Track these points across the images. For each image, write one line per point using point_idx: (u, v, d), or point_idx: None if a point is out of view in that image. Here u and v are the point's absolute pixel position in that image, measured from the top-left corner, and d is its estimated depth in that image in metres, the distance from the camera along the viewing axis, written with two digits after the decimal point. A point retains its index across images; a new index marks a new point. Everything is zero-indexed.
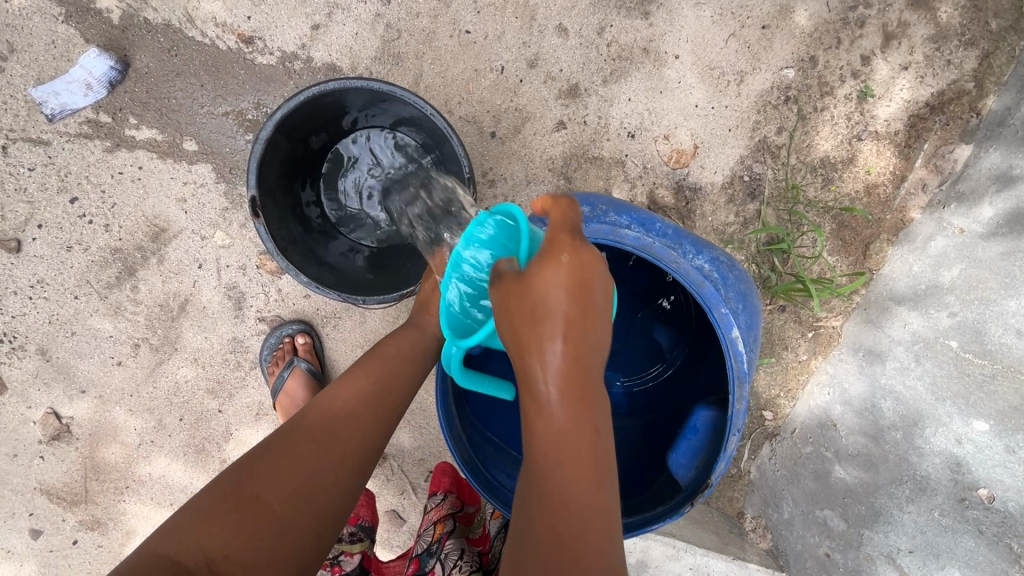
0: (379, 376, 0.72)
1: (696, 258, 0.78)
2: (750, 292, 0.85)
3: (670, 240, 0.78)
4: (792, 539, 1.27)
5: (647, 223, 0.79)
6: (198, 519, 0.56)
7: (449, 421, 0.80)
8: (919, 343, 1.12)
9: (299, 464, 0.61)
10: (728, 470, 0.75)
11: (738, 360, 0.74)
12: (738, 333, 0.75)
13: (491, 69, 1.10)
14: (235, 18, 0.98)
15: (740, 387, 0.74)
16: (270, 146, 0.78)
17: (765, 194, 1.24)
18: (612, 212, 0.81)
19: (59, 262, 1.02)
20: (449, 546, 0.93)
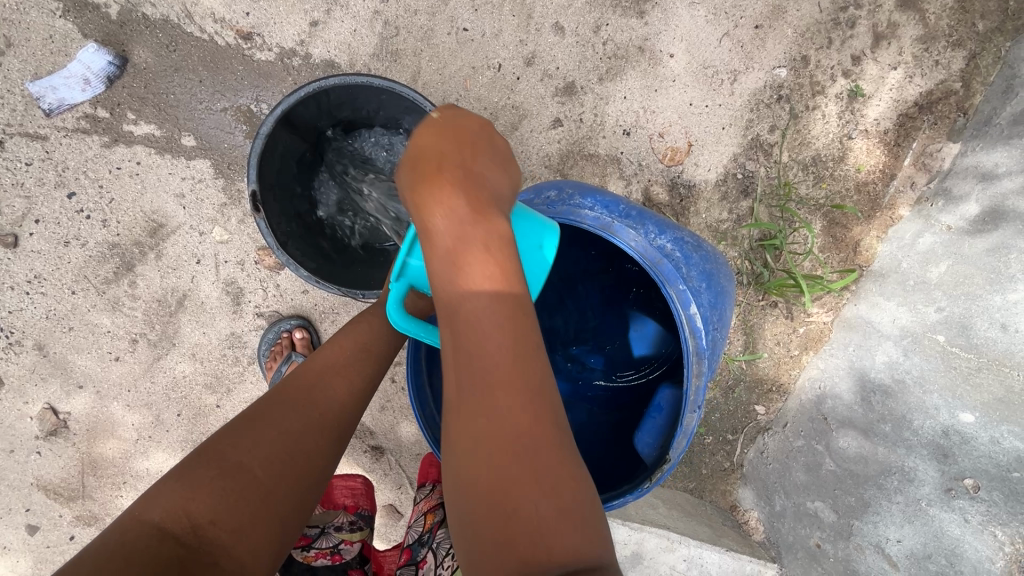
0: (358, 344, 0.69)
1: (658, 238, 0.82)
2: (716, 272, 0.87)
3: (633, 220, 0.82)
4: (785, 531, 1.30)
5: (611, 205, 0.83)
6: (180, 486, 0.53)
7: (421, 401, 0.82)
8: (907, 337, 1.16)
9: (282, 429, 0.59)
10: (687, 446, 0.77)
11: (695, 335, 0.77)
12: (696, 310, 0.79)
13: (488, 66, 1.11)
14: (234, 14, 0.99)
15: (698, 362, 0.77)
16: (271, 141, 0.78)
17: (757, 191, 1.27)
18: (576, 193, 0.83)
19: (56, 257, 1.02)
20: (440, 533, 0.84)
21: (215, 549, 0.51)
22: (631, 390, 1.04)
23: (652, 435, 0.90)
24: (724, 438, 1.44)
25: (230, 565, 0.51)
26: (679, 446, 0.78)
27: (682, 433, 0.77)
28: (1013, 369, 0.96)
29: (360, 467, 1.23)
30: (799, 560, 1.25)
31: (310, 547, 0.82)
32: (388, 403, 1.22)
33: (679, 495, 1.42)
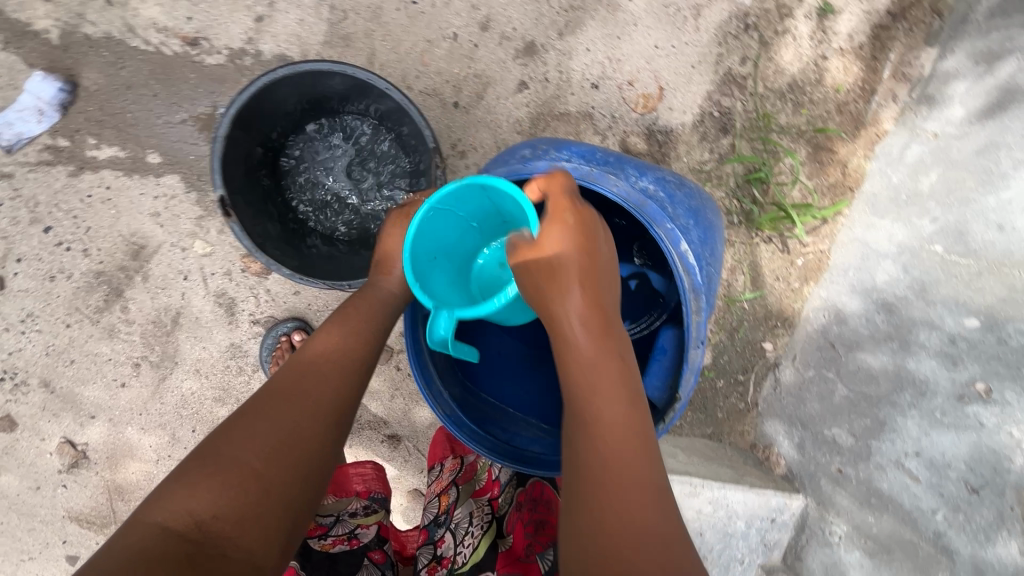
0: (342, 335, 0.68)
1: (639, 180, 0.81)
2: (702, 208, 0.86)
3: (612, 166, 0.81)
4: (806, 461, 1.31)
5: (588, 154, 0.82)
6: (179, 485, 0.52)
7: (427, 379, 0.82)
8: (906, 253, 1.15)
9: (275, 421, 0.58)
10: (695, 382, 0.76)
11: (690, 272, 0.76)
12: (687, 246, 0.77)
13: (444, 38, 1.07)
14: (176, 21, 0.96)
15: (696, 300, 0.76)
16: (231, 143, 0.77)
17: (736, 127, 1.25)
18: (552, 148, 0.82)
19: (44, 293, 1.02)
20: (458, 514, 0.85)
21: (221, 540, 0.50)
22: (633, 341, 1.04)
23: (660, 377, 0.90)
24: (736, 379, 1.44)
25: (237, 555, 0.50)
26: (687, 383, 0.77)
27: (690, 370, 0.76)
28: (1014, 268, 0.95)
29: (380, 459, 1.25)
30: (823, 487, 1.26)
31: (327, 535, 0.82)
32: (397, 391, 1.23)
33: (698, 441, 1.44)
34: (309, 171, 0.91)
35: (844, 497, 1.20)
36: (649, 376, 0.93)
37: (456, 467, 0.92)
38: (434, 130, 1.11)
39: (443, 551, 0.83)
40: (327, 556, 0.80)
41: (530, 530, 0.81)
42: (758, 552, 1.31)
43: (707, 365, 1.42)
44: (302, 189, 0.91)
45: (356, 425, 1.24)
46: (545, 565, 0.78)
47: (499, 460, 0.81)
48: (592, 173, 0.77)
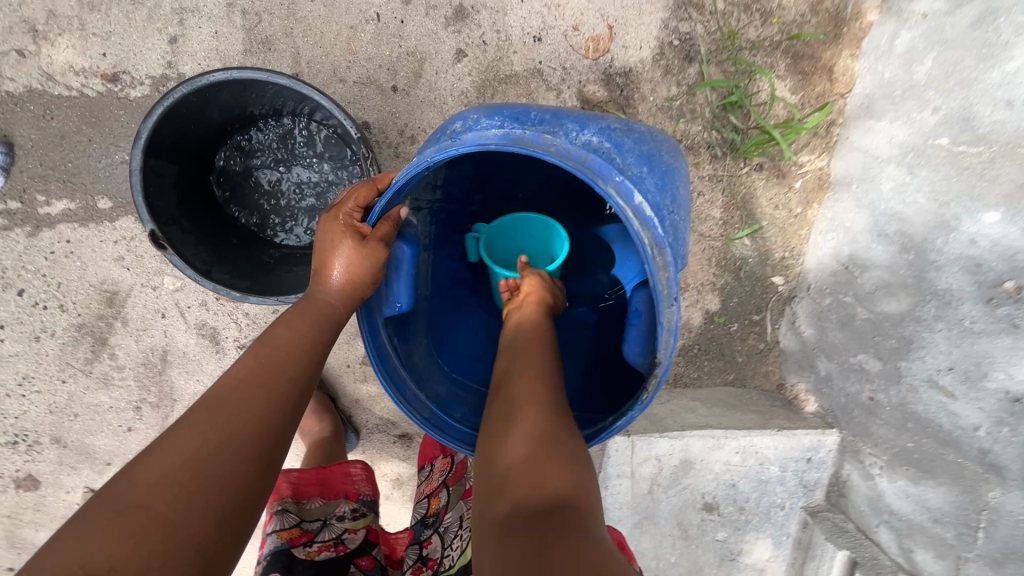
0: (267, 358, 0.64)
1: (581, 134, 0.74)
2: (656, 151, 0.79)
3: (548, 124, 0.75)
4: (836, 394, 1.23)
5: (521, 116, 0.76)
6: (73, 535, 0.47)
7: (399, 386, 0.79)
8: (910, 153, 1.04)
9: (188, 453, 0.53)
10: (675, 343, 0.70)
11: (649, 226, 0.69)
12: (642, 198, 0.70)
13: (367, 20, 1.01)
14: (91, 59, 0.93)
15: (662, 254, 0.70)
16: (151, 174, 0.74)
17: (702, 52, 1.15)
18: (482, 116, 0.76)
19: (34, 354, 1.04)
20: (449, 518, 0.84)
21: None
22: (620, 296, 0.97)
23: (639, 341, 0.82)
24: (750, 320, 1.36)
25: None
26: (667, 346, 0.71)
27: (667, 331, 0.70)
28: None
29: (395, 460, 1.24)
30: (857, 418, 1.18)
31: (312, 542, 0.81)
32: None
33: (720, 389, 1.37)
34: (250, 186, 0.89)
35: (880, 425, 1.12)
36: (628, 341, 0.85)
37: (447, 467, 0.91)
38: (379, 120, 1.05)
39: (429, 552, 0.82)
40: (312, 564, 0.79)
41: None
42: (798, 495, 1.25)
43: (716, 311, 1.35)
44: (248, 207, 0.89)
45: (365, 430, 1.24)
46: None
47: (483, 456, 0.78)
48: (524, 136, 0.70)
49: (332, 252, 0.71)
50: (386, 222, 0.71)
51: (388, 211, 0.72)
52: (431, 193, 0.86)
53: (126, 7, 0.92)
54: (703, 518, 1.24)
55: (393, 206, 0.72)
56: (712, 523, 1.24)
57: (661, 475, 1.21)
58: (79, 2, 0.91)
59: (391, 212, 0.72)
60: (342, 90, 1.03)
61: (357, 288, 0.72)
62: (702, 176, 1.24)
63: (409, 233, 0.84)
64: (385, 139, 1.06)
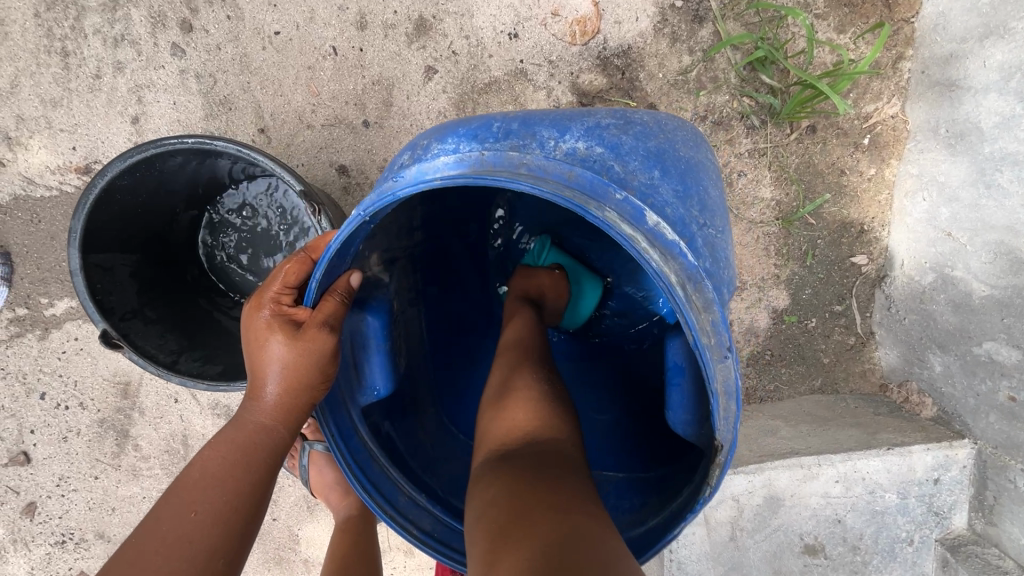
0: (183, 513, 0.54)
1: (562, 142, 0.51)
2: (670, 146, 0.57)
3: (517, 134, 0.52)
4: (961, 395, 0.97)
5: (481, 131, 0.53)
6: None
7: (389, 492, 0.61)
8: (1015, 76, 0.80)
9: None
10: (741, 411, 0.46)
11: (674, 252, 0.47)
12: (656, 217, 0.48)
13: (324, 56, 0.92)
14: (64, 155, 0.91)
15: (701, 290, 0.48)
16: (98, 269, 0.69)
17: (713, 8, 0.96)
18: (433, 141, 0.55)
19: (66, 454, 1.04)
20: None
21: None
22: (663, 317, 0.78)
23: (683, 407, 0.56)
24: (832, 313, 1.12)
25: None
26: (727, 415, 0.47)
27: (725, 395, 0.47)
28: None
29: None
30: (996, 424, 0.92)
31: None
32: None
33: (807, 400, 1.14)
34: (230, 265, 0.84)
35: None
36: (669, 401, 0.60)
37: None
38: (355, 160, 0.96)
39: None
40: None
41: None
42: (931, 525, 0.98)
43: (785, 308, 1.12)
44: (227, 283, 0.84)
45: None
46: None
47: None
48: (484, 160, 0.49)
49: (265, 354, 0.58)
50: (331, 297, 0.56)
51: (335, 283, 0.57)
52: (408, 238, 0.69)
53: (85, 96, 0.90)
54: (806, 564, 1.00)
55: (337, 276, 0.57)
56: (818, 568, 1.00)
57: (743, 517, 1.01)
58: (42, 101, 0.90)
59: (337, 282, 0.57)
60: (311, 136, 0.95)
61: (298, 394, 0.57)
62: (741, 153, 1.03)
63: (377, 299, 0.65)
64: (364, 179, 0.96)
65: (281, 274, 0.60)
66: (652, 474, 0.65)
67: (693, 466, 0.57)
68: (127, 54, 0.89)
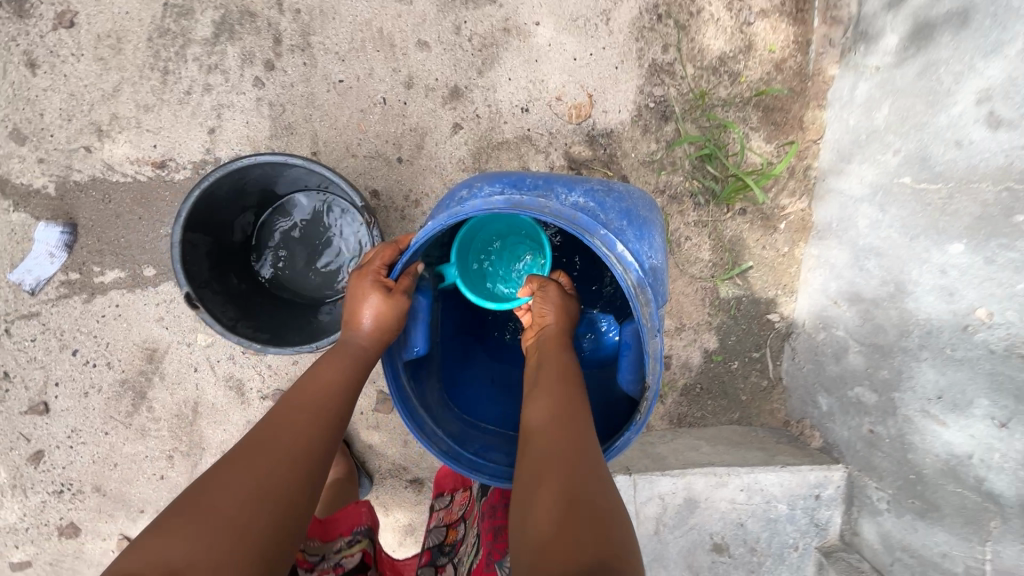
0: (320, 386, 0.70)
1: (569, 196, 0.76)
2: (637, 206, 0.80)
3: (541, 189, 0.76)
4: (839, 428, 1.25)
5: (518, 182, 0.78)
6: (155, 536, 0.50)
7: (420, 422, 0.81)
8: (880, 192, 1.12)
9: (249, 470, 0.57)
10: (662, 369, 0.67)
11: (631, 269, 0.70)
12: (623, 247, 0.71)
13: (375, 104, 1.16)
14: (144, 151, 1.10)
15: (645, 295, 0.69)
16: (187, 245, 0.87)
17: (676, 111, 1.26)
18: (484, 183, 0.78)
19: (82, 409, 1.15)
20: (463, 550, 0.94)
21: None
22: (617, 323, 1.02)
23: (631, 371, 0.80)
24: (750, 358, 1.39)
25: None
26: (654, 371, 0.69)
27: (652, 358, 0.68)
28: (980, 182, 0.91)
29: (408, 504, 1.29)
30: (861, 451, 1.19)
31: (313, 569, 0.82)
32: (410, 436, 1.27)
33: (726, 428, 1.40)
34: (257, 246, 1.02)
35: (882, 458, 1.13)
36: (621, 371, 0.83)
37: (467, 500, 1.01)
38: (387, 187, 1.19)
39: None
40: None
41: (490, 538, 0.87)
42: (811, 534, 1.24)
43: (714, 349, 1.38)
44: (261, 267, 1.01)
45: (378, 475, 1.29)
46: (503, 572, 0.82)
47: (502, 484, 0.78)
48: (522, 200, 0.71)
49: (360, 301, 0.75)
50: (406, 277, 0.76)
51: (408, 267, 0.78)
52: (440, 248, 0.92)
53: (174, 107, 1.10)
54: (714, 560, 1.23)
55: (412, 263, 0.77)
56: (723, 565, 1.23)
57: (666, 514, 1.23)
58: (137, 106, 1.09)
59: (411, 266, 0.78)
60: (354, 163, 1.17)
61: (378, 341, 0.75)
62: (688, 222, 1.32)
63: (423, 285, 0.88)
64: (392, 203, 1.19)
65: (380, 255, 0.80)
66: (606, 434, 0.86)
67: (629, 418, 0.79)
68: (216, 79, 1.10)
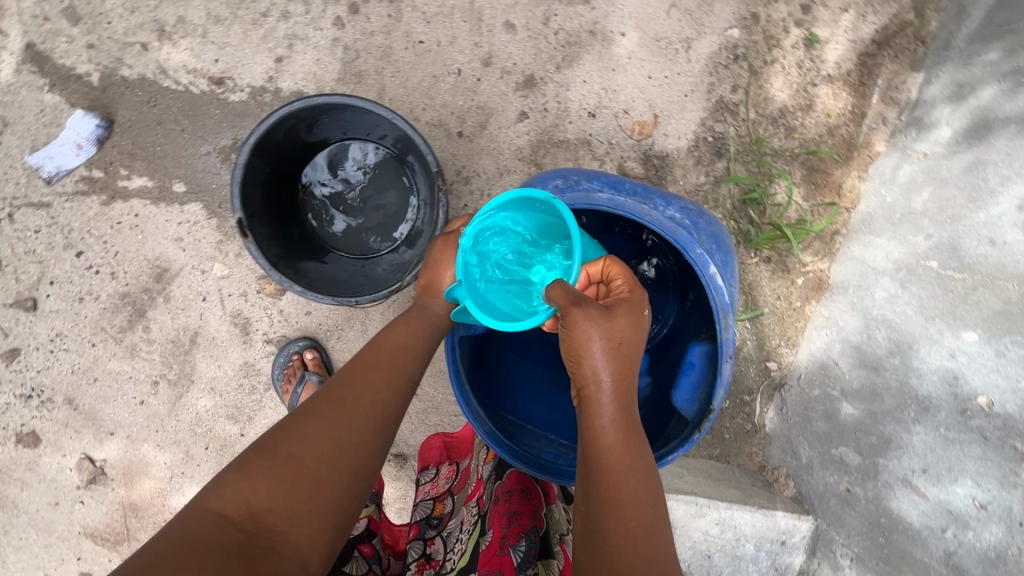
0: (393, 349, 0.74)
1: (666, 209, 0.85)
2: (722, 232, 0.88)
3: (640, 197, 0.86)
4: (815, 482, 1.29)
5: (617, 185, 0.87)
6: (239, 475, 0.56)
7: (467, 399, 0.86)
8: (903, 270, 1.18)
9: (327, 425, 0.62)
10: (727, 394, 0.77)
11: (718, 293, 0.79)
12: (716, 269, 0.80)
13: (449, 73, 1.14)
14: (204, 63, 1.06)
15: (725, 317, 0.78)
16: (249, 169, 0.85)
17: (730, 150, 1.29)
18: (583, 179, 0.88)
19: (73, 314, 1.09)
20: (451, 523, 0.93)
21: (273, 535, 0.54)
22: (660, 345, 1.07)
23: (689, 390, 0.87)
24: (741, 400, 1.44)
25: (287, 551, 0.54)
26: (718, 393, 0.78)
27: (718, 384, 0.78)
28: (1008, 280, 0.98)
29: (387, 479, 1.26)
30: (833, 507, 1.24)
31: None
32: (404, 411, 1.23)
33: (706, 462, 1.43)
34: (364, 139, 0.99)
35: (854, 517, 1.18)
36: (678, 388, 0.89)
37: (453, 474, 1.03)
38: (440, 159, 1.17)
39: (433, 551, 0.90)
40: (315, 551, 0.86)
41: (505, 522, 0.83)
42: None
43: None
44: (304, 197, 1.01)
45: None
46: (517, 557, 0.79)
47: (538, 473, 0.85)
48: (627, 205, 0.81)
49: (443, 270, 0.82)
50: None
51: None
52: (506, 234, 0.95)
53: (246, 26, 1.07)
54: None
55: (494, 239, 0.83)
56: None
57: None
58: (208, 16, 1.06)
59: None
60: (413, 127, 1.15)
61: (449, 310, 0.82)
62: None
63: None
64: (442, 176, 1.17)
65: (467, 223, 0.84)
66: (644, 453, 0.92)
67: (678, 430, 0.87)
68: (297, 9, 1.08)
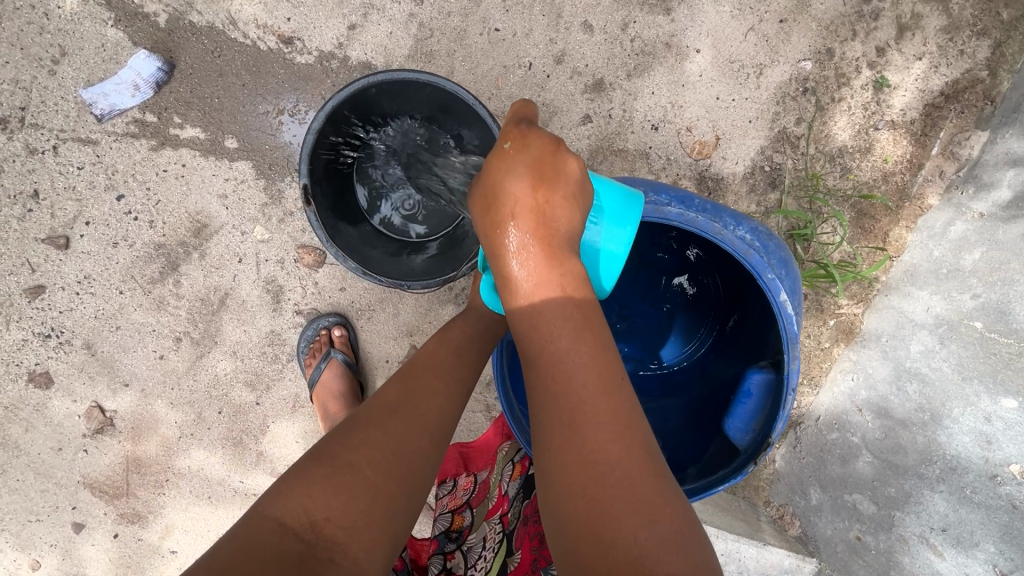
0: (446, 354, 0.72)
1: (737, 229, 0.81)
2: (789, 257, 0.85)
3: (710, 214, 0.81)
4: (822, 524, 1.21)
5: (686, 200, 0.82)
6: (299, 483, 0.55)
7: (510, 406, 0.84)
8: (943, 326, 1.10)
9: (384, 434, 0.60)
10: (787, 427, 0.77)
11: (787, 322, 0.77)
12: (786, 297, 0.78)
13: (519, 66, 1.12)
14: (275, 20, 1.03)
15: (793, 347, 0.77)
16: (320, 136, 0.85)
17: (785, 182, 1.24)
18: (650, 191, 0.82)
19: (105, 258, 1.06)
20: (473, 538, 0.90)
21: (332, 545, 0.53)
22: (697, 371, 1.05)
23: (744, 419, 0.86)
24: None
25: (346, 562, 0.53)
26: (779, 425, 0.77)
27: (779, 417, 0.77)
28: None
29: None
30: None
31: None
32: None
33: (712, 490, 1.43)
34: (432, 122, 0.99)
35: (861, 567, 1.13)
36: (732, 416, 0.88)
37: (471, 486, 0.97)
38: None
39: (453, 566, 0.88)
40: None
41: (536, 543, 0.83)
42: None
43: None
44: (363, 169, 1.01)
45: None
46: None
47: None
48: (699, 223, 0.78)
49: None
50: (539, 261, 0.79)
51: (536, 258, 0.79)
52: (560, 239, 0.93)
53: None
54: None
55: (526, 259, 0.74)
56: None
57: None
58: None
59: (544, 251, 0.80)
60: None
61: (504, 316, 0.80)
62: None
63: None
64: None
65: None
66: (685, 480, 0.90)
67: (731, 457, 0.86)
68: None
